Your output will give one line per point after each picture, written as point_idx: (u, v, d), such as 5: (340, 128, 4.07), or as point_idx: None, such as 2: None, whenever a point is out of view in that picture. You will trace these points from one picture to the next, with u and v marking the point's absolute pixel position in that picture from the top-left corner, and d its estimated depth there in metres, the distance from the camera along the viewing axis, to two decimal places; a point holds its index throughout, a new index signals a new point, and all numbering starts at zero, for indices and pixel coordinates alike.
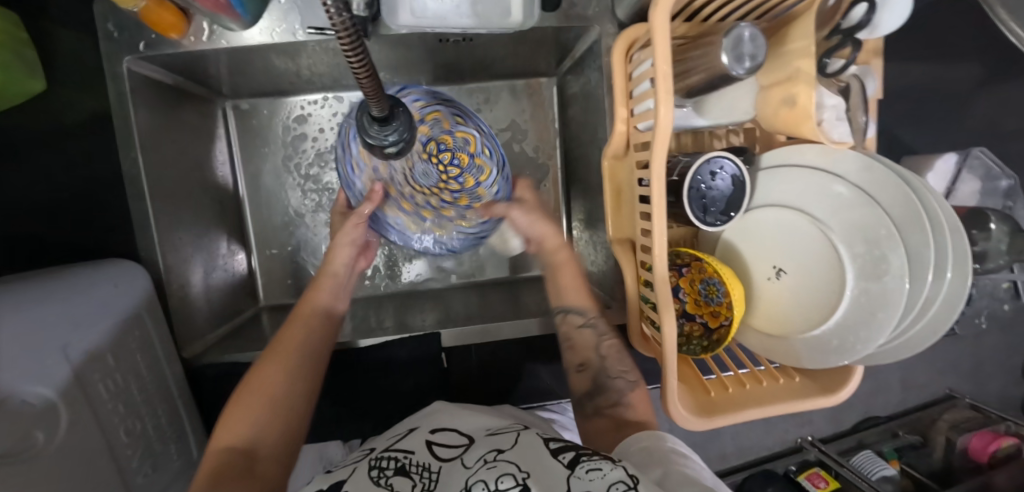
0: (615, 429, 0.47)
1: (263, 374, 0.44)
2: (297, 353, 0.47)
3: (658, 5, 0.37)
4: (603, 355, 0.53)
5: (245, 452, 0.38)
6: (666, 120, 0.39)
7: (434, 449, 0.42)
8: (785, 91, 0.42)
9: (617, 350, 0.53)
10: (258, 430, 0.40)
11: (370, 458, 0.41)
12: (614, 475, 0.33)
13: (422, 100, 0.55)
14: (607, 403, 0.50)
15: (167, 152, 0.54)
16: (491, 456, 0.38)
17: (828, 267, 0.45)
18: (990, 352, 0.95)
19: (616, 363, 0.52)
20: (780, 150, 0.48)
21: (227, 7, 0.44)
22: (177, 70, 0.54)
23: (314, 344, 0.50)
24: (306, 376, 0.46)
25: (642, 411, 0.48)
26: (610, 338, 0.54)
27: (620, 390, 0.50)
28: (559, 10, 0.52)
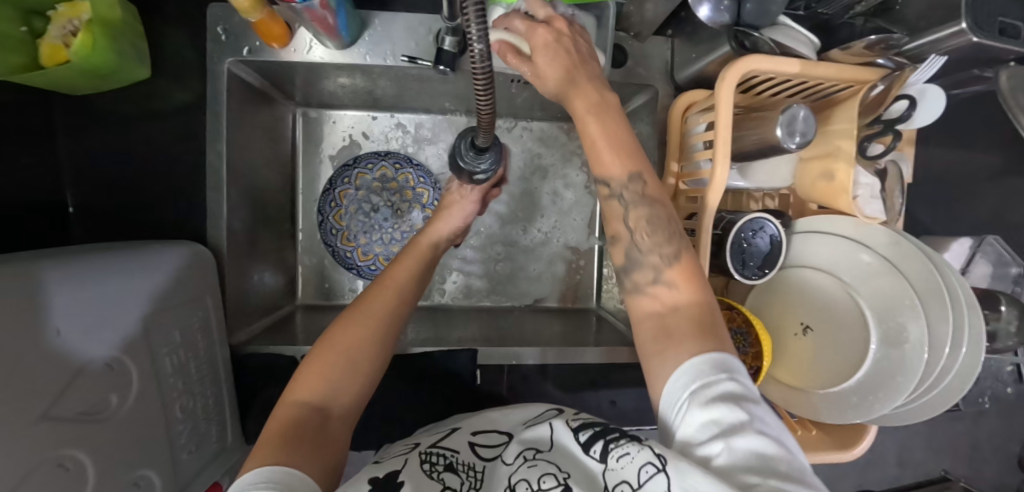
0: (661, 311, 0.38)
1: (342, 334, 0.41)
2: (379, 318, 0.44)
3: (724, 79, 0.43)
4: (631, 228, 0.41)
5: (315, 411, 0.36)
6: (721, 178, 0.44)
7: (477, 449, 0.39)
8: (824, 166, 0.48)
9: (646, 218, 0.41)
10: (335, 389, 0.38)
11: (419, 451, 0.38)
12: (641, 457, 0.30)
13: (401, 164, 0.74)
14: (649, 280, 0.40)
15: (244, 149, 0.58)
16: (530, 455, 0.35)
17: (854, 328, 0.48)
18: (987, 435, 0.93)
19: (647, 235, 0.41)
20: (814, 218, 0.52)
21: (333, 29, 0.49)
22: (266, 75, 0.58)
23: (395, 295, 0.47)
24: (384, 338, 0.43)
25: (690, 292, 0.38)
26: (641, 207, 0.41)
27: (656, 266, 0.40)
28: (623, 68, 0.57)
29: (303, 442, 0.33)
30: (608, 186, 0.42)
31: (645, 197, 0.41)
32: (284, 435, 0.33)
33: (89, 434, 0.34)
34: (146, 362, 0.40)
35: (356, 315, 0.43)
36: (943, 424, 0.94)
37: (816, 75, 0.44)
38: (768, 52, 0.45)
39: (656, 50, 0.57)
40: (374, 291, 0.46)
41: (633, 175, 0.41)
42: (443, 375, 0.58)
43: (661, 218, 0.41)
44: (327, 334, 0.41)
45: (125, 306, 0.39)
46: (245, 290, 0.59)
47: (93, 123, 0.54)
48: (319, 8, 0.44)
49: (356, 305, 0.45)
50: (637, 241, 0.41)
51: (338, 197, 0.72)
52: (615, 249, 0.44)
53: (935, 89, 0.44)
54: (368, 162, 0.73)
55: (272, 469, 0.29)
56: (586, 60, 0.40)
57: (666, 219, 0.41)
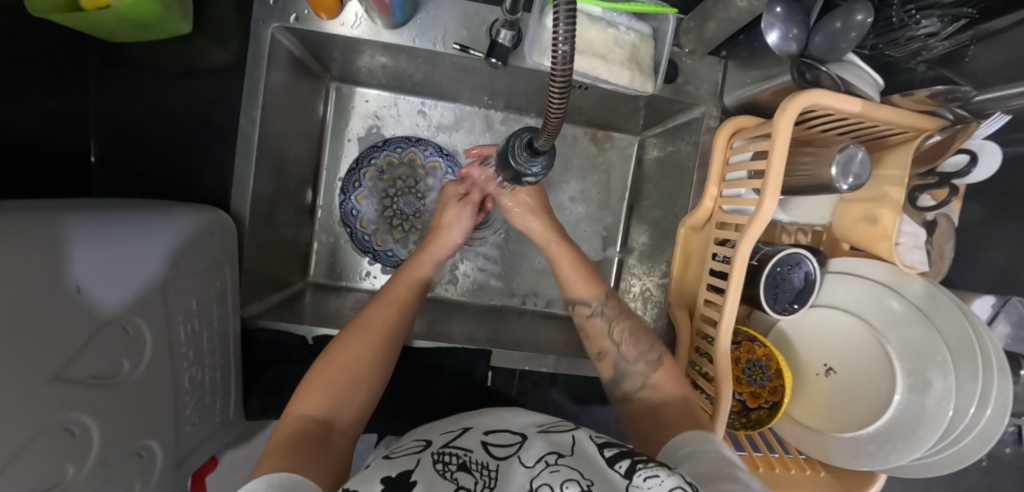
0: (651, 413, 0.45)
1: (345, 349, 0.40)
2: (380, 334, 0.43)
3: (783, 111, 0.42)
4: (618, 340, 0.51)
5: (322, 423, 0.36)
6: (768, 209, 0.43)
7: (490, 449, 0.37)
8: (867, 209, 0.47)
9: (629, 332, 0.51)
10: (342, 404, 0.37)
11: (431, 451, 0.37)
12: (671, 481, 0.30)
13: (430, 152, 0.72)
14: (637, 385, 0.48)
15: (276, 119, 0.56)
16: (552, 459, 0.34)
17: (879, 374, 0.47)
18: None
19: (631, 346, 0.50)
20: (845, 259, 0.52)
21: (387, 8, 0.47)
22: (307, 44, 0.57)
23: (394, 313, 0.45)
24: (386, 354, 0.42)
25: (675, 389, 0.46)
26: (622, 322, 0.52)
27: (644, 373, 0.48)
28: (673, 84, 0.56)
29: (310, 454, 0.32)
30: (581, 304, 0.56)
31: (621, 314, 0.54)
32: (286, 447, 0.33)
33: (97, 399, 0.32)
34: (160, 328, 0.39)
35: (359, 330, 0.42)
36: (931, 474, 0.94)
37: (876, 117, 0.43)
38: (830, 87, 0.44)
39: (707, 70, 0.56)
40: (377, 306, 0.45)
41: (600, 296, 0.55)
42: (454, 373, 0.56)
43: (641, 332, 0.51)
44: (332, 347, 0.41)
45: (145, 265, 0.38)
46: (260, 262, 0.57)
47: (126, 72, 0.52)
48: None
49: (359, 318, 0.44)
50: (620, 346, 0.51)
51: (363, 176, 0.71)
52: (603, 363, 0.51)
53: (994, 145, 0.44)
54: (397, 146, 0.71)
55: (275, 475, 0.29)
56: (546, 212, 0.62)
57: (646, 332, 0.51)
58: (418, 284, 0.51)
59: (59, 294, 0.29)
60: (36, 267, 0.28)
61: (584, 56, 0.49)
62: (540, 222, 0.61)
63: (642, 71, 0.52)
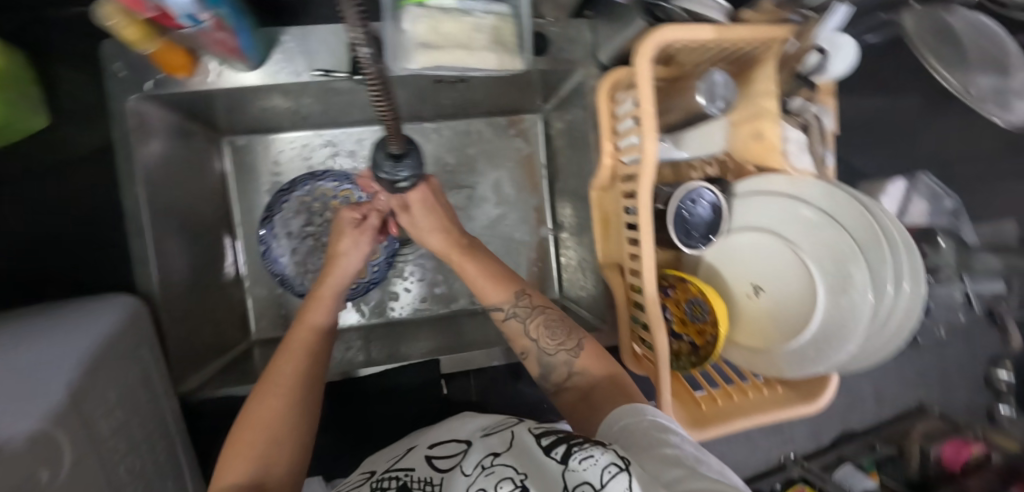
0: (583, 396, 0.45)
1: (260, 405, 0.39)
2: (293, 382, 0.41)
3: (641, 54, 0.43)
4: (535, 337, 0.48)
5: (250, 488, 0.34)
6: (652, 153, 0.44)
7: (434, 461, 0.38)
8: (754, 128, 0.49)
9: (545, 326, 0.49)
10: (268, 460, 0.36)
11: (372, 480, 0.38)
12: (604, 458, 0.29)
13: (339, 182, 0.69)
14: (564, 376, 0.47)
15: (166, 188, 0.55)
16: (488, 461, 0.35)
17: (801, 283, 0.48)
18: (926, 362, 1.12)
19: (548, 339, 0.48)
20: (753, 179, 0.51)
21: (237, 50, 0.47)
22: (177, 107, 0.55)
23: (302, 359, 0.44)
24: (306, 397, 0.41)
25: (602, 370, 0.46)
26: (535, 316, 0.49)
27: (566, 361, 0.47)
28: (548, 55, 0.56)
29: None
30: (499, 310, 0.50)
31: (535, 308, 0.50)
32: None
33: None
34: (78, 430, 0.37)
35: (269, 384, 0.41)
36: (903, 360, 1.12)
37: (732, 38, 0.44)
38: (682, 20, 0.45)
39: (577, 33, 0.56)
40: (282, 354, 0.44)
41: (517, 297, 0.50)
42: (409, 390, 0.56)
43: (556, 321, 0.49)
44: (245, 412, 0.39)
45: (43, 371, 0.37)
46: (190, 334, 0.56)
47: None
48: (214, 29, 0.42)
49: (267, 375, 0.42)
50: (546, 346, 0.48)
51: (277, 224, 0.68)
52: (529, 360, 0.50)
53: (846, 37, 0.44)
54: (302, 185, 0.68)
55: None
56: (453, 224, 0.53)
57: (560, 320, 0.49)
58: (319, 327, 0.47)
59: None
60: None
61: (446, 50, 0.49)
62: (439, 238, 0.52)
63: (507, 50, 0.52)
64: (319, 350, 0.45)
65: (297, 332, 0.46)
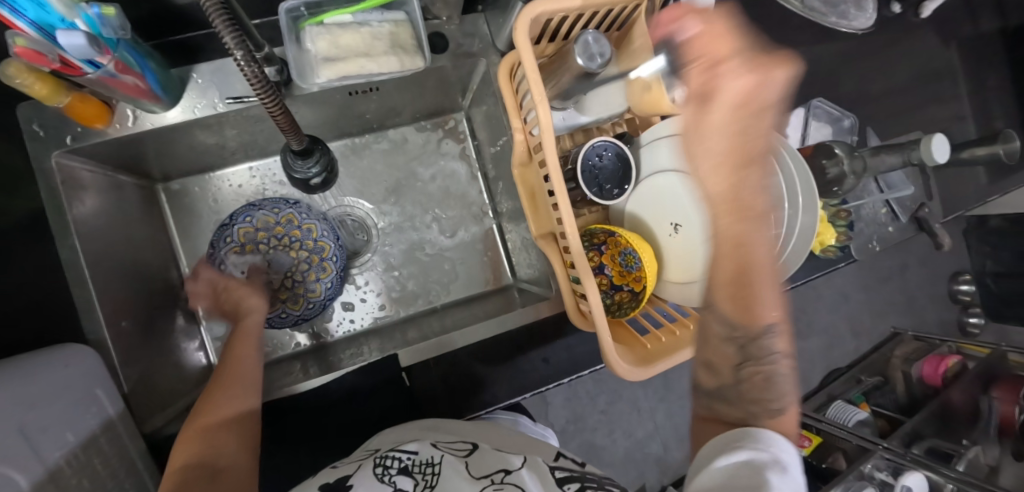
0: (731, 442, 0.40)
1: (213, 404, 0.47)
2: (239, 385, 0.50)
3: (518, 28, 0.46)
4: (743, 380, 0.42)
5: (201, 467, 0.41)
6: (547, 118, 0.47)
7: (436, 449, 0.43)
8: (642, 80, 0.51)
9: (767, 379, 0.41)
10: (218, 446, 0.44)
11: (374, 457, 0.43)
12: None
13: (279, 206, 0.65)
14: (734, 416, 0.41)
15: (106, 238, 0.57)
16: (500, 477, 0.39)
17: (711, 212, 0.52)
18: (850, 284, 1.29)
19: (757, 390, 0.41)
20: (654, 127, 0.56)
21: (148, 92, 0.50)
22: (103, 159, 0.57)
23: (247, 371, 0.53)
24: (249, 398, 0.50)
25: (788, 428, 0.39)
26: (760, 365, 0.41)
27: (737, 407, 0.41)
28: (449, 51, 0.60)
29: (196, 489, 0.39)
30: (727, 322, 0.42)
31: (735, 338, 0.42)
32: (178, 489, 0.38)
33: None
34: (35, 470, 0.38)
35: (215, 389, 0.49)
36: (832, 288, 1.28)
37: (597, 4, 0.48)
38: None
39: (472, 27, 0.60)
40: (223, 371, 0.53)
41: (764, 334, 0.41)
42: (374, 388, 0.57)
43: (761, 376, 0.41)
44: (196, 412, 0.47)
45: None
46: (151, 376, 0.57)
47: None
48: (119, 74, 0.45)
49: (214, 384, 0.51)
50: (742, 392, 0.41)
51: (223, 259, 0.65)
52: (703, 375, 0.44)
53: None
54: (241, 220, 0.64)
55: None
56: (750, 187, 0.41)
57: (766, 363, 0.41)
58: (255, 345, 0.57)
59: None
60: None
61: (349, 61, 0.52)
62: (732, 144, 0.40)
63: (407, 51, 0.55)
64: (250, 367, 0.54)
65: (237, 350, 0.56)
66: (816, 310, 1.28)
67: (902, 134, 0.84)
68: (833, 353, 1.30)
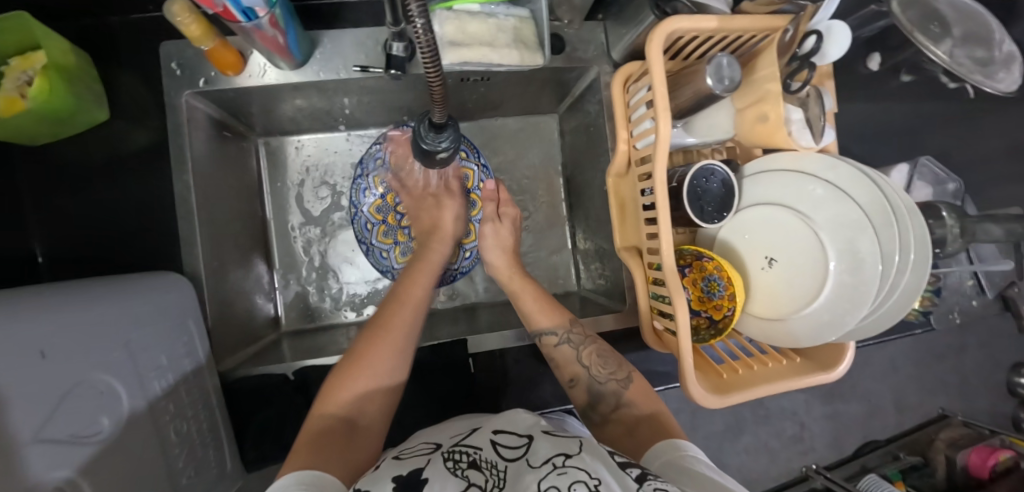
0: (628, 430, 0.48)
1: (370, 352, 0.47)
2: (401, 334, 0.49)
3: (653, 42, 0.46)
4: (587, 364, 0.53)
5: (344, 420, 0.43)
6: (665, 132, 0.47)
7: (499, 447, 0.39)
8: (757, 110, 0.51)
9: (597, 354, 0.53)
10: (364, 406, 0.44)
11: (441, 451, 0.39)
12: None
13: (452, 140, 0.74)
14: (608, 407, 0.51)
15: (211, 179, 0.59)
16: (560, 461, 0.35)
17: (810, 252, 0.51)
18: (903, 355, 1.24)
19: (600, 367, 0.52)
20: (762, 159, 0.55)
21: (284, 48, 0.52)
22: (224, 105, 0.60)
23: (411, 317, 0.52)
24: (405, 351, 0.49)
25: (646, 406, 0.49)
26: (588, 346, 0.54)
27: (616, 392, 0.51)
28: (563, 54, 0.61)
29: (334, 451, 0.40)
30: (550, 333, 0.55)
31: (587, 337, 0.55)
32: (315, 445, 0.40)
33: (85, 458, 0.32)
34: (134, 385, 0.40)
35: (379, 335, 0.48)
36: (883, 356, 1.23)
37: (734, 28, 0.48)
38: (688, 13, 0.49)
39: (590, 34, 0.61)
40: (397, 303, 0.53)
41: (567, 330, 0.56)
42: (437, 369, 0.59)
43: (607, 352, 0.54)
44: (356, 350, 0.48)
45: (109, 328, 0.39)
46: (229, 317, 0.59)
47: (56, 171, 0.55)
48: (268, 27, 0.47)
49: (382, 321, 0.51)
50: (597, 372, 0.52)
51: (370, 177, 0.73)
52: (576, 389, 0.53)
53: (841, 22, 0.49)
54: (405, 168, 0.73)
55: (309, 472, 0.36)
56: (504, 242, 0.67)
57: (611, 351, 0.54)
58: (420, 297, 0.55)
59: (23, 356, 0.30)
60: (8, 334, 0.30)
61: (472, 48, 0.54)
62: (499, 255, 0.66)
63: (528, 47, 0.56)
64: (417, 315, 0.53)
65: (409, 290, 0.55)
66: (861, 374, 1.23)
67: (1003, 208, 0.79)
68: (872, 423, 1.25)
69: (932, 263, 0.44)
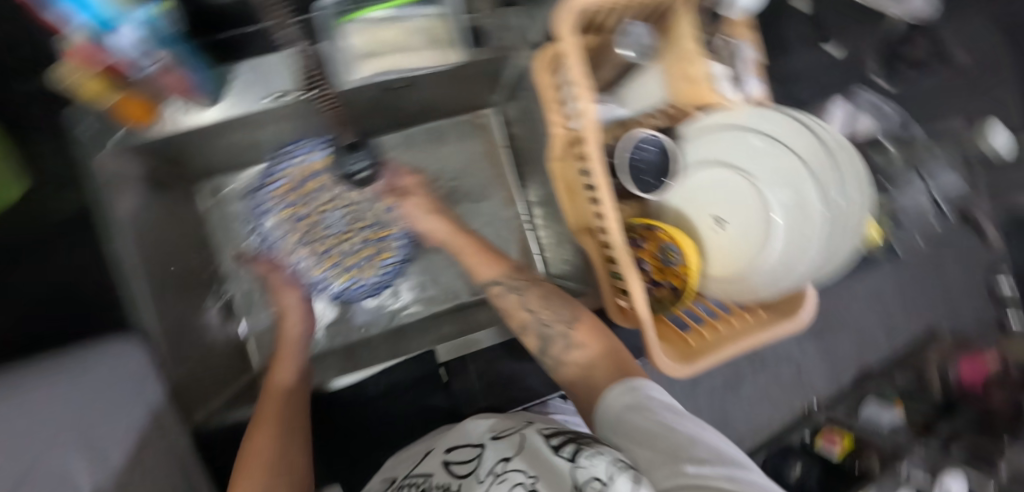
0: (582, 371, 0.48)
1: (253, 448, 0.46)
2: (276, 420, 0.49)
3: (561, 19, 0.44)
4: (535, 310, 0.54)
5: None
6: (591, 111, 0.46)
7: (451, 468, 0.41)
8: (682, 70, 0.53)
9: (541, 298, 0.55)
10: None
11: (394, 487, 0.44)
12: (608, 457, 0.32)
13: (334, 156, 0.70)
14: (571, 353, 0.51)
15: (155, 234, 0.58)
16: (500, 469, 0.37)
17: (756, 207, 0.50)
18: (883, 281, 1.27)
19: (547, 311, 0.53)
20: (692, 120, 0.54)
21: (194, 89, 0.52)
22: (156, 155, 0.58)
23: (281, 401, 0.52)
24: (288, 433, 0.48)
25: (597, 344, 0.50)
26: (534, 291, 0.56)
27: (564, 333, 0.52)
28: (485, 45, 0.59)
29: None
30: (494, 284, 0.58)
31: (533, 285, 0.57)
32: None
33: None
34: None
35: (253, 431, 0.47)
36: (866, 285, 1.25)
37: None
38: None
39: (509, 21, 0.60)
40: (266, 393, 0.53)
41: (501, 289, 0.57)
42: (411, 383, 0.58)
43: (552, 294, 0.56)
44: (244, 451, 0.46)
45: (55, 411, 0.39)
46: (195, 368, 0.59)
47: None
48: (167, 72, 0.47)
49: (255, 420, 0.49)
50: (550, 323, 0.52)
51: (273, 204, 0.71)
52: (529, 336, 0.54)
53: None
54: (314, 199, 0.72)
55: None
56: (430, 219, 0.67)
57: (558, 294, 0.56)
58: (283, 385, 0.54)
59: None
60: None
61: (388, 57, 0.53)
62: (438, 222, 0.66)
63: (444, 46, 0.55)
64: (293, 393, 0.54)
65: (271, 384, 0.54)
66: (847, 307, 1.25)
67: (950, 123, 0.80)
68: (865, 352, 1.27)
69: (874, 198, 0.45)
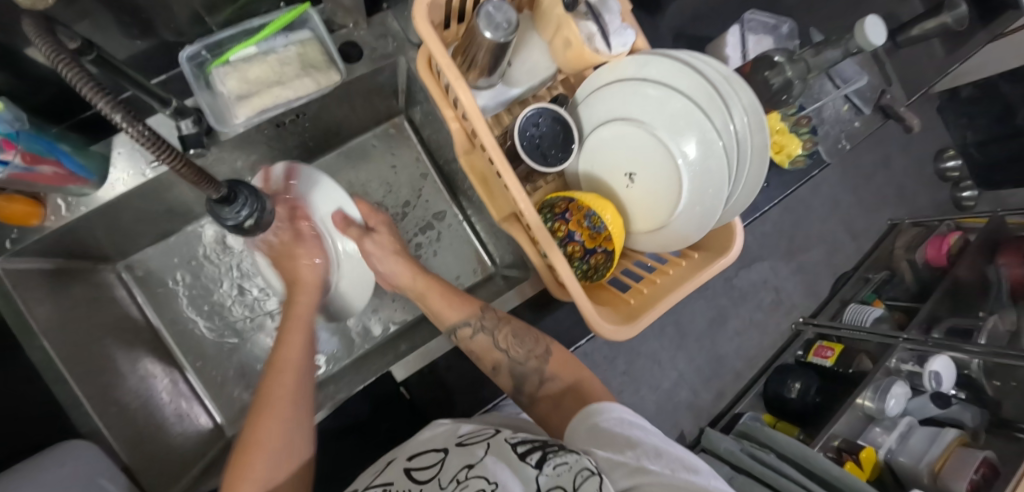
0: (558, 401, 0.51)
1: (261, 430, 0.43)
2: (288, 399, 0.46)
3: (416, 16, 0.43)
4: (506, 348, 0.54)
5: None
6: (469, 100, 0.44)
7: (414, 474, 0.41)
8: (560, 37, 0.49)
9: (512, 335, 0.54)
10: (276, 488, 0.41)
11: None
12: (578, 465, 0.36)
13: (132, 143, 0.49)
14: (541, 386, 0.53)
15: (77, 330, 0.56)
16: (463, 475, 0.38)
17: (661, 154, 0.50)
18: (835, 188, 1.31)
19: (518, 348, 0.54)
20: (584, 83, 0.54)
21: (70, 176, 0.48)
22: (55, 252, 0.56)
23: (295, 373, 0.49)
24: (300, 414, 0.46)
25: (569, 376, 0.53)
26: (502, 329, 0.55)
27: (537, 369, 0.53)
28: (364, 57, 0.57)
29: None
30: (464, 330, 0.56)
31: (498, 321, 0.56)
32: None
33: None
34: None
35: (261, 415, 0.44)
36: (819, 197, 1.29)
37: None
38: None
39: (382, 27, 0.58)
40: (272, 385, 0.47)
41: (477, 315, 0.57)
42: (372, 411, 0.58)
43: (521, 331, 0.55)
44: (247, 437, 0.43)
45: None
46: (153, 452, 0.58)
47: None
48: (31, 165, 0.44)
49: (263, 395, 0.46)
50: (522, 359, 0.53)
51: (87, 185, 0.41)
52: (501, 375, 0.54)
53: None
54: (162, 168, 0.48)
55: None
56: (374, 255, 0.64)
57: (527, 330, 0.55)
58: (301, 350, 0.51)
59: None
60: None
61: (262, 94, 0.51)
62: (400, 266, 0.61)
63: (319, 68, 0.53)
64: (300, 354, 0.51)
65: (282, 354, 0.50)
66: (808, 221, 1.28)
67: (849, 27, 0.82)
68: (836, 259, 1.31)
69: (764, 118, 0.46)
